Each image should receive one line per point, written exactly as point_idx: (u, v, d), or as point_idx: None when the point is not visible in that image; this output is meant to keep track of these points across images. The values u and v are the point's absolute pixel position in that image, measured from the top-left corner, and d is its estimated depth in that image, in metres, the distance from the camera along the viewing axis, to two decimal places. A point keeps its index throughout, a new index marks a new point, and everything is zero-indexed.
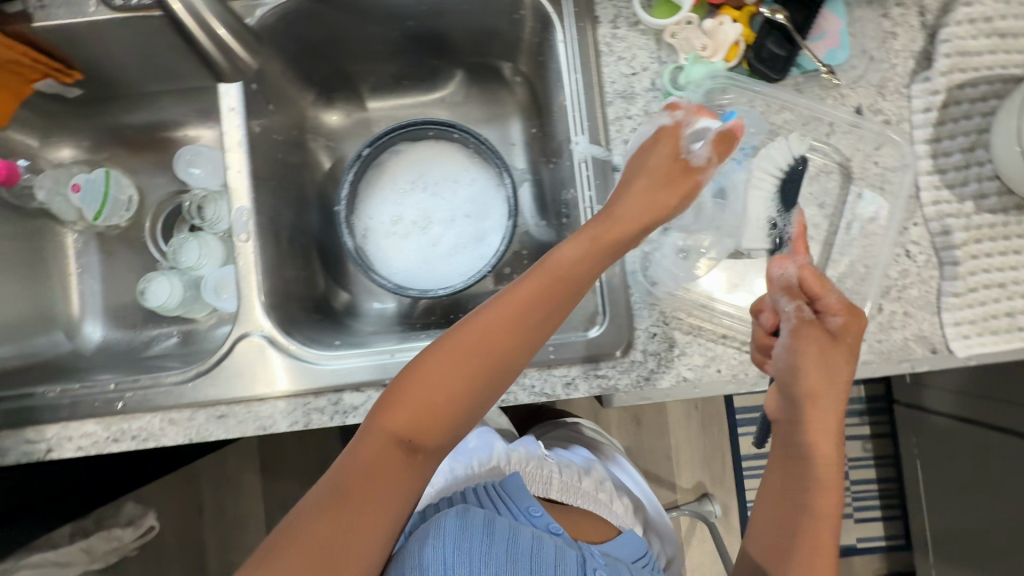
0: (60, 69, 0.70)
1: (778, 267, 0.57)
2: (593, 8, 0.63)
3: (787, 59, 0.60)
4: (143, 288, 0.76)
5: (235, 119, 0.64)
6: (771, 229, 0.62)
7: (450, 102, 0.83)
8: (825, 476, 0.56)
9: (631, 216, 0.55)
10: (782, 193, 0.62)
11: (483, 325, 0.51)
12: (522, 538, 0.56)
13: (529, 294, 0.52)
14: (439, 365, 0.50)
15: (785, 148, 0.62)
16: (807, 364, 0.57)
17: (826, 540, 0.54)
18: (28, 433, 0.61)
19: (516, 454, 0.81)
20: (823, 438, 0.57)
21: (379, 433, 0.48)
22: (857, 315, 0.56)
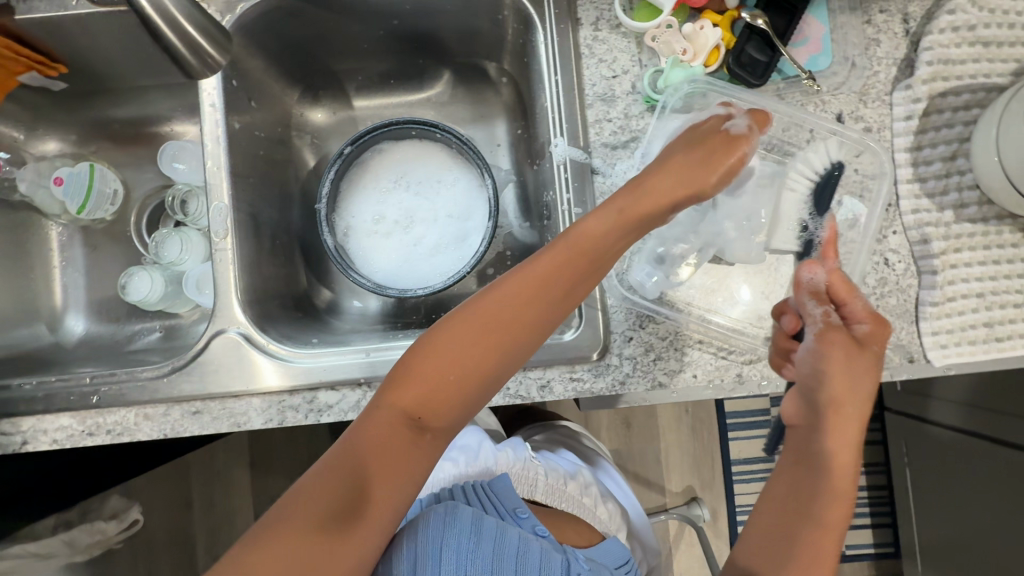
0: (43, 61, 0.70)
1: (806, 273, 0.57)
2: (575, 10, 0.63)
3: (768, 64, 0.59)
4: (125, 282, 0.76)
5: (215, 116, 0.64)
6: (801, 231, 0.61)
7: (437, 102, 0.83)
8: (838, 484, 0.54)
9: (657, 192, 0.52)
10: (815, 197, 0.61)
11: (499, 302, 0.49)
12: (511, 537, 0.55)
13: (548, 271, 0.50)
14: (452, 343, 0.48)
15: (823, 152, 0.61)
16: (834, 364, 0.56)
17: (829, 549, 0.52)
18: (3, 425, 0.61)
19: (501, 454, 0.81)
20: (844, 447, 0.55)
21: (389, 409, 0.48)
22: (881, 324, 0.56)
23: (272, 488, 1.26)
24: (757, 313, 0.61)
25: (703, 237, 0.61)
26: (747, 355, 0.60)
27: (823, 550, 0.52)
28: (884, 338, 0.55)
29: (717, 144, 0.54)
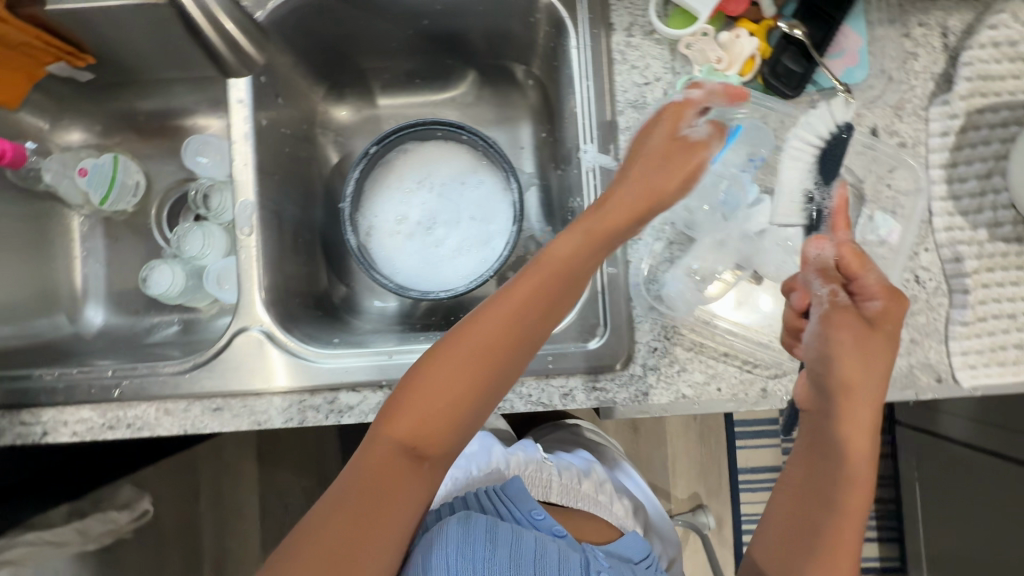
0: (72, 52, 0.70)
1: (813, 248, 0.55)
2: (609, 16, 0.62)
3: (803, 76, 0.59)
4: (146, 275, 0.76)
5: (243, 111, 0.64)
6: (806, 203, 0.58)
7: (461, 103, 0.83)
8: (852, 473, 0.52)
9: (624, 205, 0.54)
10: (821, 165, 0.58)
11: (481, 327, 0.50)
12: (526, 541, 0.56)
13: (528, 292, 0.52)
14: (440, 371, 0.49)
15: (826, 115, 0.58)
16: (840, 347, 0.53)
17: (846, 545, 0.51)
18: (24, 415, 0.61)
19: (513, 458, 0.81)
20: (858, 433, 0.52)
21: (383, 442, 0.48)
22: (899, 299, 0.52)
23: None
24: None
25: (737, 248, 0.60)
26: (773, 369, 0.59)
27: (840, 546, 0.51)
28: (897, 308, 0.53)
29: (676, 148, 0.55)
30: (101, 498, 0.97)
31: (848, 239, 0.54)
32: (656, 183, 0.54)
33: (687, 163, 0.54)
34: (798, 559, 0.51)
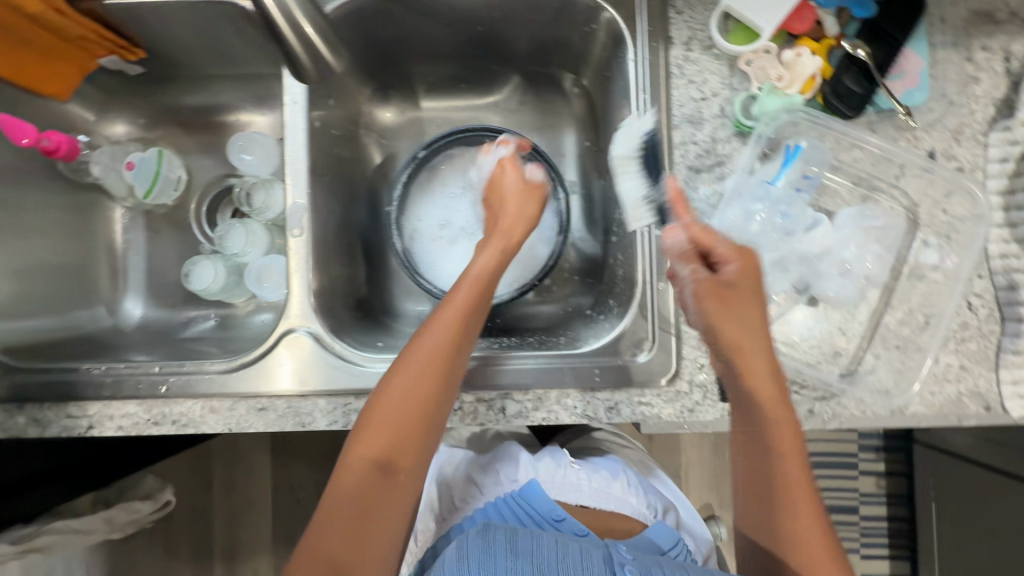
0: (125, 46, 0.71)
1: (669, 238, 0.57)
2: (668, 29, 0.62)
3: (864, 97, 0.58)
4: (188, 270, 0.76)
5: (297, 113, 0.63)
6: (652, 205, 0.62)
7: (504, 108, 0.82)
8: (775, 421, 0.52)
9: (511, 227, 0.62)
10: (647, 165, 0.63)
11: (424, 346, 0.54)
12: (546, 546, 0.52)
13: (459, 309, 0.56)
14: (395, 391, 0.53)
15: (638, 122, 0.63)
16: (718, 316, 0.54)
17: (802, 491, 0.51)
18: (70, 408, 0.61)
19: (538, 465, 0.79)
20: (764, 381, 0.52)
21: (355, 463, 0.51)
22: (750, 257, 0.54)
23: (294, 475, 1.26)
24: (833, 349, 0.60)
25: (802, 264, 0.58)
26: (820, 391, 0.60)
27: (797, 495, 0.51)
28: (755, 268, 0.55)
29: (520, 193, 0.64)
30: (124, 488, 0.99)
31: (694, 220, 0.57)
32: (522, 216, 0.63)
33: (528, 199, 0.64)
34: (768, 520, 0.52)
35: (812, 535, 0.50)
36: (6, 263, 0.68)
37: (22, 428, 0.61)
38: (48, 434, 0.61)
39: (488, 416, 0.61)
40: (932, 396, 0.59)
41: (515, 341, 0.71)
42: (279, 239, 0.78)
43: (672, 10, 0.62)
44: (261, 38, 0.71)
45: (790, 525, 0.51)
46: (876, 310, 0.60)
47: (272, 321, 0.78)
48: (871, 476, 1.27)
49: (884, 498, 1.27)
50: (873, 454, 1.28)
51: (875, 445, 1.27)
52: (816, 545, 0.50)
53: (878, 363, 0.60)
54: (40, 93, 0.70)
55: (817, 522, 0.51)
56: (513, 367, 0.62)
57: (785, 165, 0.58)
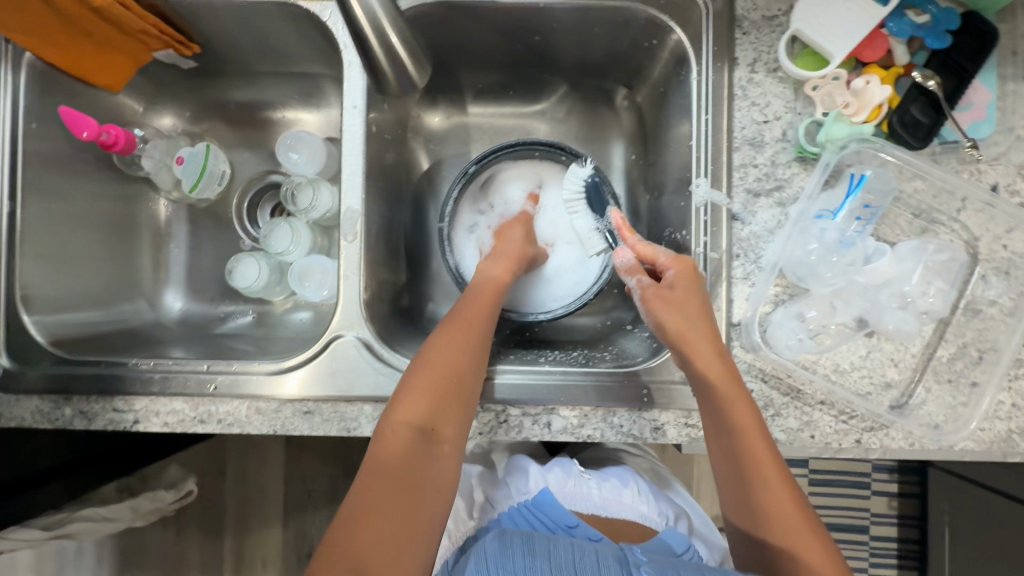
0: (181, 41, 0.71)
1: (617, 258, 0.63)
2: (733, 49, 0.61)
3: (932, 128, 0.57)
4: (232, 267, 0.75)
5: (355, 117, 0.63)
6: (603, 233, 0.70)
7: (551, 116, 0.82)
8: (727, 399, 0.54)
9: (514, 248, 0.68)
10: (592, 203, 0.70)
11: (463, 327, 0.59)
12: (563, 546, 0.50)
13: (488, 300, 0.63)
14: (440, 361, 0.56)
15: (578, 171, 0.71)
16: (661, 313, 0.58)
17: (771, 464, 0.53)
18: (117, 402, 0.61)
19: (548, 476, 0.77)
20: (708, 358, 0.55)
21: (399, 429, 0.53)
22: (686, 260, 0.59)
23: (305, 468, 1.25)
24: (884, 380, 0.59)
25: (863, 295, 0.57)
26: (869, 422, 0.59)
27: (769, 470, 0.52)
28: (696, 272, 0.59)
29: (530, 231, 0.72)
30: (148, 477, 0.98)
31: (638, 239, 0.63)
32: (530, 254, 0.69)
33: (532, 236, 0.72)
34: (746, 498, 0.53)
35: (790, 505, 0.52)
36: (56, 253, 0.68)
37: (69, 420, 0.61)
38: (93, 428, 0.61)
39: (533, 430, 0.61)
40: (984, 432, 0.58)
41: (558, 356, 0.70)
42: (320, 238, 0.78)
43: (738, 30, 0.61)
44: (317, 38, 0.70)
45: (767, 499, 0.52)
46: (929, 342, 0.59)
47: (310, 320, 0.78)
48: (883, 496, 1.25)
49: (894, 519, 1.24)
50: (885, 475, 1.25)
51: (888, 466, 1.25)
52: (797, 516, 0.51)
53: (930, 396, 0.59)
54: (94, 83, 0.70)
55: (793, 495, 0.52)
56: (560, 381, 0.62)
57: (849, 195, 0.58)
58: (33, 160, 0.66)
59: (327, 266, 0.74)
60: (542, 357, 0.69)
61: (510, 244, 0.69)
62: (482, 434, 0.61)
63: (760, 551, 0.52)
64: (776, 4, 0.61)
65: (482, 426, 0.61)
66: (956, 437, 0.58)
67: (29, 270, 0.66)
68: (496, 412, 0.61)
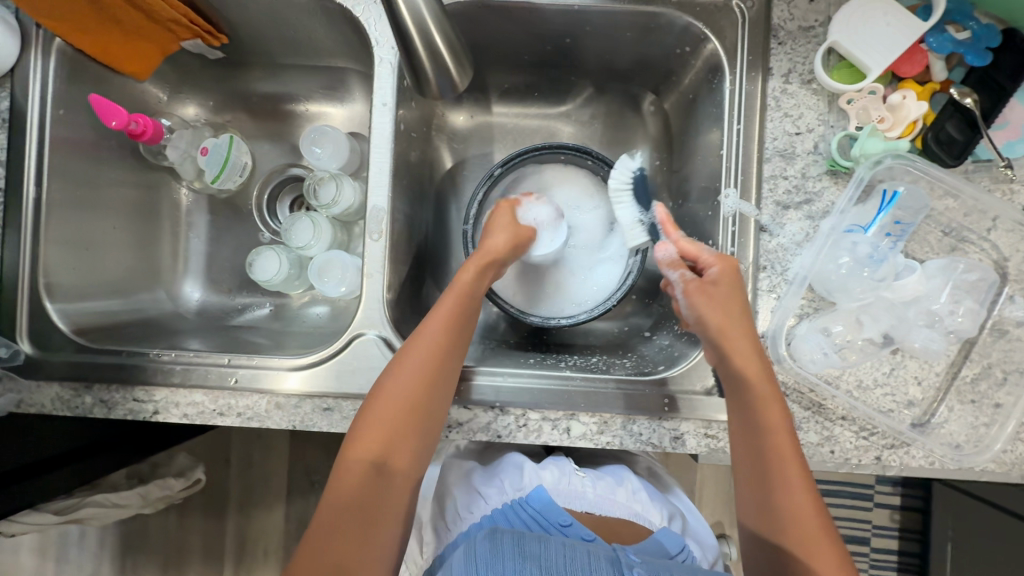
0: (210, 32, 0.71)
1: (659, 251, 0.62)
2: (768, 59, 0.61)
3: (967, 145, 0.56)
4: (252, 260, 0.75)
5: (385, 115, 0.63)
6: (644, 226, 0.67)
7: (575, 119, 0.81)
8: (764, 398, 0.54)
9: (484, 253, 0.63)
10: (637, 196, 0.69)
11: (422, 355, 0.56)
12: (552, 547, 0.47)
13: (452, 319, 0.59)
14: (393, 392, 0.55)
15: (625, 164, 0.69)
16: (704, 310, 0.58)
17: (796, 468, 0.52)
18: (137, 392, 0.61)
19: (542, 473, 0.71)
20: (747, 357, 0.55)
21: (352, 467, 0.54)
22: (729, 259, 0.59)
23: None
24: (906, 398, 0.58)
25: (890, 311, 0.56)
26: (890, 439, 0.58)
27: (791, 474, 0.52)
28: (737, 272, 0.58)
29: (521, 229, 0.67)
30: (158, 464, 0.98)
31: (681, 235, 0.62)
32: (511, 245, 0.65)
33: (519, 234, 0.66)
34: (768, 497, 0.53)
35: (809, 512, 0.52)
36: (79, 240, 0.68)
37: (88, 409, 0.61)
38: (113, 416, 0.61)
39: (552, 435, 0.61)
40: (1007, 454, 0.57)
41: (579, 361, 0.69)
42: (340, 233, 0.78)
43: (774, 40, 0.61)
44: (347, 33, 0.70)
45: (788, 501, 0.52)
46: (954, 361, 0.58)
47: (327, 315, 0.78)
48: (885, 509, 1.20)
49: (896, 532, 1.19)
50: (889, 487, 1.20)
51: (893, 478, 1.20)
52: (814, 521, 0.51)
53: (952, 416, 0.58)
54: (120, 71, 0.70)
55: (813, 504, 0.52)
56: (582, 387, 0.62)
57: (881, 211, 0.58)
58: (59, 147, 0.66)
59: (347, 262, 0.73)
60: (563, 361, 0.69)
61: (492, 241, 0.64)
62: (502, 437, 0.61)
63: (772, 551, 0.52)
64: (813, 15, 0.60)
65: (502, 429, 0.61)
66: (977, 457, 0.57)
67: (52, 257, 0.66)
68: (516, 415, 0.61)
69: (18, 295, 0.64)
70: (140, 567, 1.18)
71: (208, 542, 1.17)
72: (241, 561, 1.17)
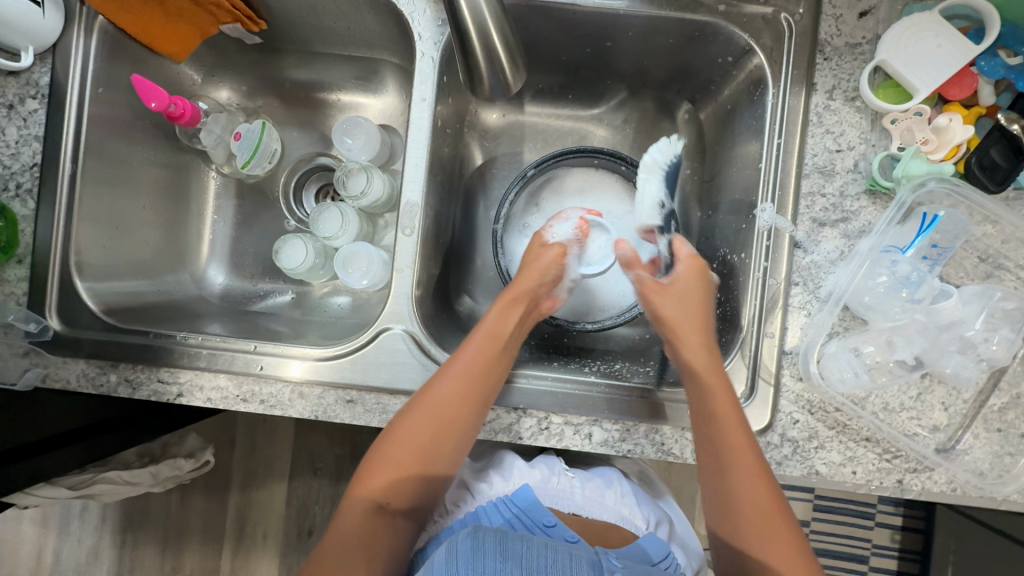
0: (250, 16, 0.71)
1: (618, 249, 0.67)
2: (812, 74, 0.60)
3: (1010, 172, 0.56)
4: (278, 248, 0.74)
5: (423, 110, 0.64)
6: (660, 211, 0.69)
7: (607, 122, 0.81)
8: (714, 388, 0.55)
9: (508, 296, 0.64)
10: (667, 179, 0.69)
11: (431, 400, 0.56)
12: (536, 547, 0.43)
13: (464, 364, 0.58)
14: (404, 434, 0.55)
15: (666, 144, 0.69)
16: (665, 308, 0.63)
17: (750, 461, 0.53)
18: (162, 373, 0.62)
19: (530, 471, 0.70)
20: (698, 352, 0.58)
21: (357, 502, 0.55)
22: (698, 261, 0.65)
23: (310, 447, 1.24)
24: (932, 423, 0.57)
25: (922, 333, 0.56)
26: (912, 463, 0.57)
27: (744, 463, 0.53)
28: (705, 274, 0.64)
29: (551, 257, 0.66)
30: (169, 444, 0.98)
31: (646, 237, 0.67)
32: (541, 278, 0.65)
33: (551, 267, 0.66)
34: (726, 492, 0.53)
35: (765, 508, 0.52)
36: (109, 219, 0.69)
37: (113, 387, 0.62)
38: (137, 396, 0.62)
39: (574, 440, 0.60)
40: None
41: (603, 367, 0.69)
42: (366, 225, 0.78)
43: (820, 54, 0.60)
44: (388, 24, 0.70)
45: (748, 498, 0.52)
46: (982, 389, 0.57)
47: (348, 306, 0.78)
48: (885, 529, 1.17)
49: (895, 552, 1.17)
50: (890, 508, 1.18)
51: (894, 499, 1.18)
52: (775, 516, 0.52)
53: (977, 443, 0.57)
54: (158, 51, 0.70)
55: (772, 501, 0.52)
56: (604, 395, 0.62)
57: (920, 233, 0.57)
58: (96, 124, 0.66)
59: (373, 254, 0.71)
60: (587, 367, 0.69)
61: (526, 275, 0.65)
62: (523, 438, 0.61)
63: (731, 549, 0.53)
64: (861, 31, 0.60)
65: (523, 431, 0.61)
66: (1001, 487, 0.56)
67: (83, 234, 0.66)
68: (538, 418, 0.61)
69: (48, 270, 0.64)
70: (140, 544, 1.19)
71: (208, 522, 1.18)
72: (241, 545, 1.17)
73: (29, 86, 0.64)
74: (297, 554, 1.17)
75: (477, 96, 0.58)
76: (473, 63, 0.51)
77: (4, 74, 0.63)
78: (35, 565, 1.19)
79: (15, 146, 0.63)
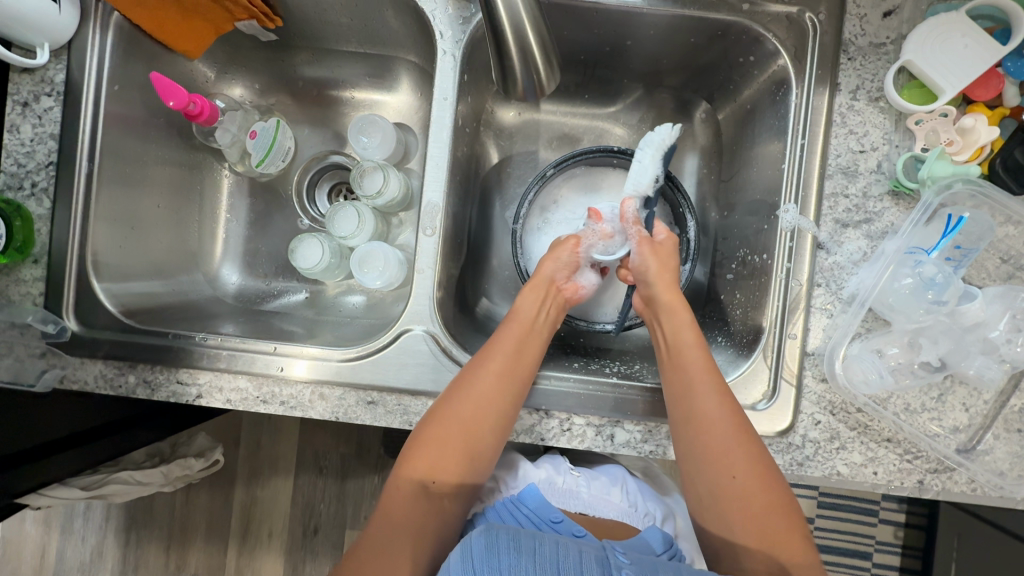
0: (266, 13, 0.71)
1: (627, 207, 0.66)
2: (837, 73, 0.60)
3: None
4: (294, 246, 0.73)
5: (445, 108, 0.64)
6: (655, 184, 0.66)
7: (623, 121, 0.80)
8: (676, 325, 0.61)
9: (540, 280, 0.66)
10: (667, 160, 0.66)
11: (480, 379, 0.57)
12: (548, 543, 0.42)
13: (512, 346, 0.60)
14: (449, 416, 0.56)
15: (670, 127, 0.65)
16: (647, 259, 0.64)
17: (723, 404, 0.55)
18: (181, 374, 0.61)
19: (537, 472, 0.70)
20: (664, 287, 0.63)
21: (400, 486, 0.55)
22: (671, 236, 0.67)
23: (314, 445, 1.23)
24: (952, 424, 0.57)
25: (946, 335, 0.56)
26: (933, 463, 0.57)
27: (704, 385, 0.56)
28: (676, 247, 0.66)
29: (566, 246, 0.68)
30: (178, 444, 0.97)
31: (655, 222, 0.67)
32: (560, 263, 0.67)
33: (561, 253, 0.67)
34: (702, 431, 0.54)
35: (728, 429, 0.54)
36: (125, 218, 0.68)
37: (131, 388, 0.61)
38: (156, 397, 0.61)
39: (595, 441, 0.60)
40: None
41: (623, 368, 0.69)
42: (381, 224, 0.77)
43: (844, 55, 0.60)
44: (408, 22, 0.70)
45: (731, 445, 0.53)
46: (1003, 390, 0.56)
47: (363, 305, 0.77)
48: (889, 524, 1.17)
49: (898, 548, 1.17)
50: (893, 503, 1.18)
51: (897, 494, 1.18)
52: (761, 464, 0.52)
53: (998, 444, 0.57)
54: (173, 49, 0.70)
55: (751, 447, 0.53)
56: (626, 395, 0.62)
57: (944, 235, 0.57)
58: (113, 122, 0.65)
59: (388, 254, 0.70)
60: (607, 368, 0.68)
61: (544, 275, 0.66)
62: (545, 439, 0.61)
63: (719, 505, 0.53)
64: (886, 31, 0.59)
65: (546, 432, 0.61)
66: (1021, 488, 0.56)
67: (100, 232, 0.65)
68: (560, 419, 0.61)
69: (64, 271, 0.63)
70: (145, 543, 1.18)
71: (213, 521, 1.17)
72: (246, 542, 1.17)
73: (44, 84, 0.63)
74: (302, 552, 1.16)
75: (507, 95, 0.58)
76: (503, 60, 0.51)
77: (19, 71, 0.63)
78: (39, 563, 1.19)
79: (30, 145, 0.63)
